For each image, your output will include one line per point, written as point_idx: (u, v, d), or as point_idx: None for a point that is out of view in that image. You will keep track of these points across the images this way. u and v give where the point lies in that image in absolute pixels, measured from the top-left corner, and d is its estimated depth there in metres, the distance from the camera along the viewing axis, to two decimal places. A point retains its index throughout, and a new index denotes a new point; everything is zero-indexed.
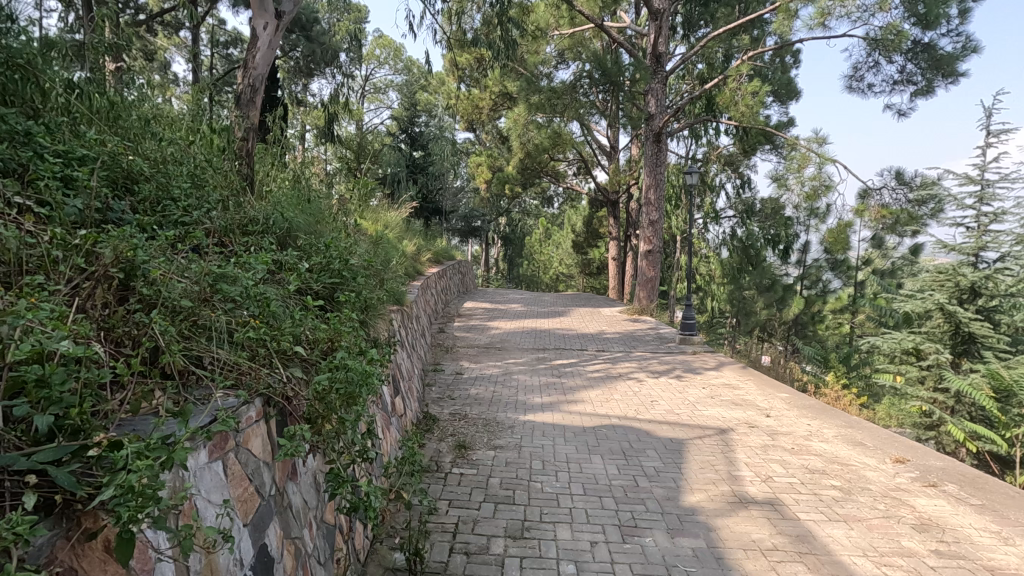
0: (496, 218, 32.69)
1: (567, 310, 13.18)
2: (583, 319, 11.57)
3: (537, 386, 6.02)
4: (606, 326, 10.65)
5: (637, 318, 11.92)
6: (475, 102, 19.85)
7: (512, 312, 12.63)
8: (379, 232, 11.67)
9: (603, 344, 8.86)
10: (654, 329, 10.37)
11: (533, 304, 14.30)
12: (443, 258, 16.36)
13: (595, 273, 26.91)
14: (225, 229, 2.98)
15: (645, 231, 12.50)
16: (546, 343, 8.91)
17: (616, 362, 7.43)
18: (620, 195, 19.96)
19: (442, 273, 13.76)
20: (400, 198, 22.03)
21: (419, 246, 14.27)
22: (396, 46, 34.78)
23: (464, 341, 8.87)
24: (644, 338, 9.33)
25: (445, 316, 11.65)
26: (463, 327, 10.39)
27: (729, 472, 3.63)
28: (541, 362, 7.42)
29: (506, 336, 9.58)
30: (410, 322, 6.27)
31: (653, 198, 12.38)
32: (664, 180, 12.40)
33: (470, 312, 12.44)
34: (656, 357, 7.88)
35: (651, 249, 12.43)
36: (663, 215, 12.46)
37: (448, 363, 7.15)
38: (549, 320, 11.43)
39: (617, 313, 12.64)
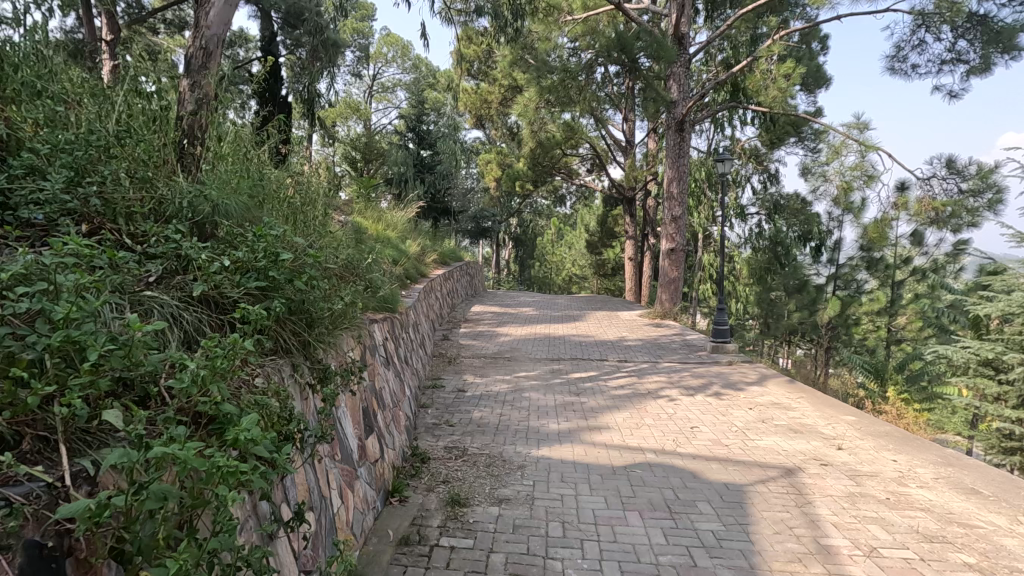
0: (507, 219, 31.83)
1: (583, 314, 12.24)
2: (601, 324, 10.61)
3: (552, 408, 5.08)
4: (626, 331, 9.70)
5: (660, 322, 10.95)
6: (484, 96, 19.03)
7: (523, 317, 11.68)
8: (380, 232, 10.83)
9: (624, 354, 7.90)
10: (679, 336, 9.39)
11: (546, 308, 13.35)
12: (450, 259, 15.52)
13: (610, 275, 25.90)
14: (113, 213, 2.12)
15: (667, 229, 11.51)
16: (561, 352, 7.96)
17: (642, 377, 6.48)
18: (636, 192, 18.95)
19: (448, 276, 12.90)
20: (406, 198, 21.21)
21: (424, 247, 13.43)
22: (403, 44, 34.08)
23: (469, 351, 7.96)
24: (670, 346, 8.38)
25: (450, 322, 10.74)
26: (470, 335, 9.47)
27: (815, 541, 2.69)
28: (555, 377, 6.49)
29: (517, 344, 8.68)
30: (402, 331, 5.35)
31: (676, 193, 11.37)
32: (688, 174, 11.40)
33: (478, 317, 11.55)
34: (687, 369, 6.93)
35: (674, 247, 11.43)
36: (686, 210, 11.45)
37: (450, 378, 6.25)
38: (564, 325, 10.48)
39: (637, 317, 11.67)
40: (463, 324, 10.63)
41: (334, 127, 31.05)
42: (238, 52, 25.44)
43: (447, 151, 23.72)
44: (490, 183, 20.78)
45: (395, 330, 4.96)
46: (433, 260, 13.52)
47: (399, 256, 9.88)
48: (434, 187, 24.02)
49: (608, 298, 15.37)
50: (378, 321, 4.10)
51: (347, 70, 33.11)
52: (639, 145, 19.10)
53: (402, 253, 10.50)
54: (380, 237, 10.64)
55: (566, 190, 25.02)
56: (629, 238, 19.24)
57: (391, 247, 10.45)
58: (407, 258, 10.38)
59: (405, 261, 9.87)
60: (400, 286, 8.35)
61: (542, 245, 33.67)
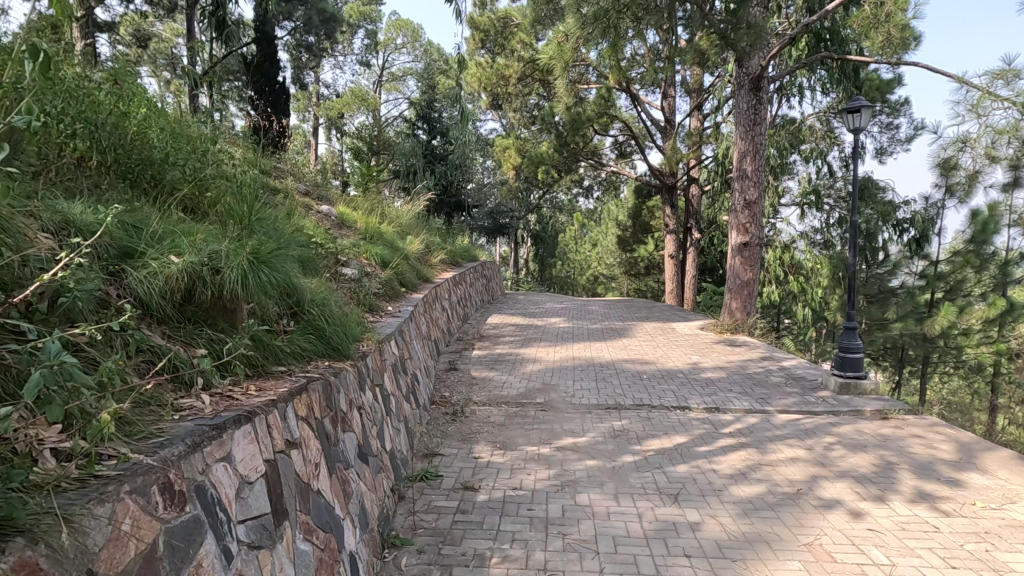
0: (527, 215, 29.42)
1: (626, 326, 9.76)
2: (656, 343, 8.13)
3: (645, 548, 2.63)
4: (696, 355, 7.20)
5: (733, 339, 8.43)
6: (501, 72, 16.67)
7: (552, 331, 9.25)
8: (370, 227, 8.51)
9: (709, 397, 5.39)
10: (771, 362, 6.84)
11: (577, 316, 10.90)
12: (462, 259, 13.18)
13: (642, 276, 23.16)
14: None
15: (733, 221, 9.03)
16: (617, 392, 5.49)
17: (764, 449, 3.97)
18: (677, 179, 16.43)
19: (460, 280, 10.57)
20: (415, 191, 19.08)
21: (431, 245, 11.13)
22: (412, 27, 31.66)
23: (484, 391, 5.51)
24: (772, 382, 5.86)
25: (460, 340, 8.34)
26: (486, 360, 7.03)
27: None
28: (623, 447, 4.03)
29: (552, 376, 6.23)
30: (359, 391, 2.95)
31: (750, 171, 8.82)
32: (766, 147, 8.84)
33: (495, 331, 9.17)
34: (828, 430, 4.41)
35: (749, 241, 8.87)
36: (764, 193, 8.89)
37: (453, 456, 3.83)
38: (610, 344, 8.04)
39: (697, 331, 9.17)
40: (477, 342, 8.24)
41: (341, 118, 29.08)
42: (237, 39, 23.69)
43: (459, 140, 21.53)
44: (508, 173, 18.52)
45: (338, 401, 2.55)
46: (443, 259, 11.21)
47: (391, 256, 7.55)
48: (446, 178, 21.90)
49: (652, 303, 12.94)
50: (257, 412, 1.69)
51: (354, 58, 31.04)
52: (681, 125, 16.53)
53: (396, 251, 8.14)
54: (369, 233, 8.31)
55: (592, 181, 22.51)
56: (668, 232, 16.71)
57: (385, 247, 8.09)
58: (401, 258, 8.00)
59: (397, 263, 7.54)
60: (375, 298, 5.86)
61: (564, 243, 31.32)
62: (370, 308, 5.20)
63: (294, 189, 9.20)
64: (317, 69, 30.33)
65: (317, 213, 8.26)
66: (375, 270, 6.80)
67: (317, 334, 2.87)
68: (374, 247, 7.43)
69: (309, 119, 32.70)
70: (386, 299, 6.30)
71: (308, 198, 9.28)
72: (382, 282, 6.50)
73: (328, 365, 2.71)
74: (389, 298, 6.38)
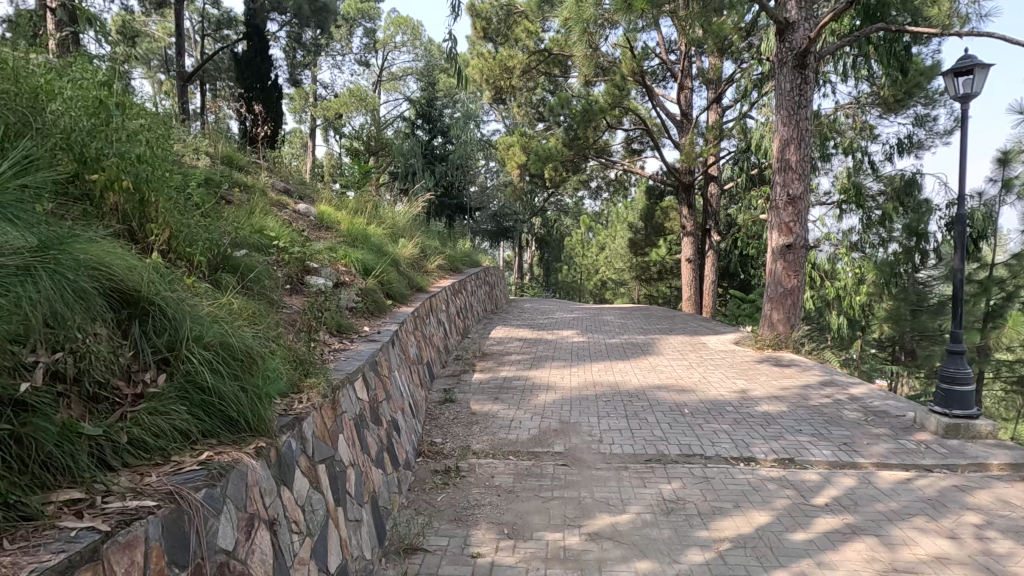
0: (532, 219, 28.27)
1: (649, 340, 8.55)
2: (689, 364, 6.91)
3: None
4: (742, 380, 5.97)
5: (778, 357, 7.22)
6: (504, 63, 15.62)
7: (566, 347, 8.04)
8: (354, 228, 7.35)
9: (777, 443, 4.18)
10: (836, 389, 5.61)
11: (591, 328, 9.71)
12: (463, 263, 12.02)
13: (653, 281, 22.00)
14: None
15: (772, 220, 7.83)
16: (656, 437, 4.29)
17: (891, 540, 2.75)
18: (694, 176, 15.28)
19: (460, 288, 9.42)
20: (413, 192, 18.03)
21: (427, 248, 9.96)
22: (411, 24, 30.54)
23: (486, 436, 4.33)
24: (851, 421, 4.63)
25: (458, 360, 7.15)
26: (487, 388, 5.83)
27: None
28: (685, 535, 2.83)
29: (570, 410, 5.02)
30: (276, 492, 1.78)
31: (794, 162, 7.62)
32: (812, 134, 7.65)
33: (500, 348, 7.98)
34: (962, 500, 3.19)
35: (792, 243, 7.66)
36: (810, 186, 7.69)
37: (442, 555, 2.65)
38: (635, 365, 6.84)
39: (732, 348, 7.94)
40: (478, 363, 7.04)
41: (339, 119, 28.11)
42: (230, 35, 22.81)
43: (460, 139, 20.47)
44: (512, 172, 17.45)
45: (211, 538, 1.39)
46: (441, 264, 10.04)
47: (377, 261, 6.39)
48: (447, 179, 20.90)
49: (672, 312, 11.76)
50: None
51: (353, 57, 30.09)
52: (698, 119, 15.37)
53: (383, 256, 6.97)
54: (352, 234, 7.14)
55: (601, 180, 21.35)
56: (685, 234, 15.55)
57: (372, 252, 6.92)
58: (389, 263, 6.83)
59: (386, 270, 6.40)
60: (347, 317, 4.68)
61: (571, 247, 30.16)
62: (334, 330, 4.03)
63: (268, 186, 8.07)
64: (315, 69, 29.41)
65: (288, 212, 7.09)
66: (358, 281, 5.66)
67: (192, 384, 1.74)
68: (358, 252, 6.30)
69: (307, 120, 31.82)
70: (366, 317, 5.12)
71: (286, 196, 8.16)
72: (360, 296, 5.34)
73: (198, 460, 1.52)
74: (369, 316, 5.20)
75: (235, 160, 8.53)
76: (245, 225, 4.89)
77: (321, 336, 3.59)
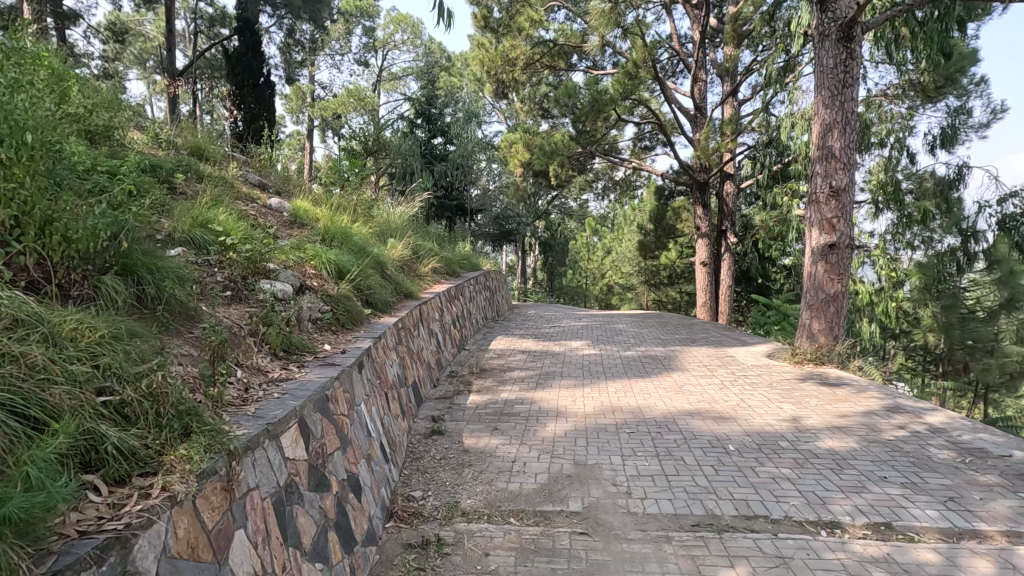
0: (535, 222, 27.31)
1: (669, 354, 7.55)
2: (720, 383, 5.91)
3: None
4: (791, 406, 4.96)
5: (822, 375, 6.22)
6: (507, 54, 14.71)
7: (575, 361, 7.04)
8: (332, 226, 6.38)
9: (862, 498, 3.19)
10: (908, 418, 4.61)
11: (603, 338, 8.73)
12: (461, 266, 11.05)
13: (663, 285, 21.02)
14: None
15: (811, 216, 6.85)
16: (701, 488, 3.30)
17: None
18: (709, 174, 14.31)
19: (457, 294, 8.45)
20: (411, 192, 17.12)
21: (421, 249, 8.99)
22: (411, 21, 29.64)
23: (481, 487, 3.36)
24: (949, 465, 3.63)
25: (452, 379, 6.17)
26: (483, 415, 4.85)
27: None
28: None
29: (585, 448, 4.02)
30: None
31: (838, 149, 6.63)
32: (857, 117, 6.67)
33: (500, 362, 6.99)
34: None
35: (836, 242, 6.67)
36: (856, 177, 6.70)
37: None
38: (657, 384, 5.85)
39: (767, 363, 6.94)
40: (474, 381, 6.05)
41: (336, 119, 27.26)
42: (223, 31, 22.03)
43: (461, 137, 19.60)
44: (515, 171, 16.51)
45: None
46: (436, 267, 9.08)
47: (357, 261, 5.46)
48: (447, 179, 20.00)
49: (690, 320, 10.77)
50: None
51: (351, 56, 29.28)
52: (713, 113, 14.39)
53: (364, 256, 6.01)
54: (328, 232, 6.17)
55: (608, 181, 20.39)
56: (700, 236, 14.56)
57: (352, 251, 5.99)
58: (371, 265, 5.92)
59: (367, 270, 5.49)
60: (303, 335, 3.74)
61: (576, 251, 29.21)
62: (280, 352, 3.09)
63: (236, 178, 7.13)
64: (312, 68, 28.59)
65: (255, 207, 6.16)
66: (328, 286, 4.75)
67: None
68: (332, 251, 5.38)
69: (304, 121, 31.01)
70: (335, 332, 4.19)
71: (259, 191, 7.22)
72: (327, 306, 4.41)
73: None
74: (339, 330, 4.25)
75: (204, 151, 7.61)
76: (182, 222, 4.02)
77: (249, 365, 2.67)
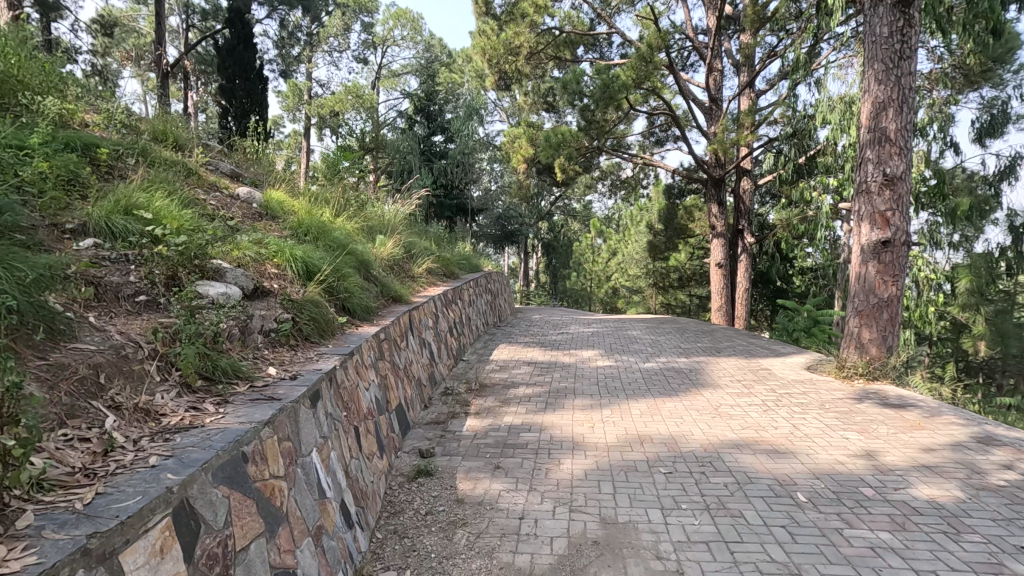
0: (539, 222, 26.49)
1: (695, 366, 6.65)
2: (763, 404, 5.02)
3: None
4: (858, 437, 4.06)
5: (879, 393, 5.33)
6: (511, 43, 13.88)
7: (589, 375, 6.15)
8: (309, 220, 5.50)
9: None
10: (1009, 453, 3.71)
11: (617, 347, 7.84)
12: (461, 268, 10.19)
13: (672, 288, 20.15)
14: None
15: (859, 209, 5.96)
16: (778, 568, 2.42)
17: None
18: (725, 170, 13.44)
19: (455, 298, 7.58)
20: (408, 190, 16.30)
21: (416, 248, 8.13)
22: (410, 17, 28.85)
23: (477, 564, 2.48)
24: None
25: (446, 398, 5.28)
26: (483, 446, 3.96)
27: None
28: None
29: (613, 500, 3.12)
30: None
31: (893, 131, 5.74)
32: (915, 94, 5.79)
33: (503, 376, 6.11)
34: None
35: (889, 238, 5.78)
36: (913, 163, 5.81)
37: None
38: (688, 406, 4.96)
39: (809, 377, 6.04)
40: (473, 401, 5.17)
41: (333, 116, 26.50)
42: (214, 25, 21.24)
43: (462, 133, 18.79)
44: (518, 168, 15.69)
45: None
46: (432, 268, 8.22)
47: (332, 257, 4.60)
48: (446, 177, 19.18)
49: (710, 326, 9.88)
50: None
51: (350, 52, 28.51)
52: (729, 105, 13.54)
53: (344, 254, 5.14)
54: (303, 226, 5.28)
55: (616, 179, 19.55)
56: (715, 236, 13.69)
57: (330, 248, 5.13)
58: (352, 263, 5.06)
59: (345, 270, 4.62)
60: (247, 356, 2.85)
61: (580, 252, 28.36)
62: (196, 385, 2.18)
63: (203, 167, 6.28)
64: (309, 64, 27.85)
65: (218, 197, 5.31)
66: (292, 289, 3.87)
67: None
68: (303, 246, 4.51)
69: (301, 119, 30.25)
70: (296, 348, 3.29)
71: (229, 180, 6.36)
72: (288, 314, 3.53)
73: None
74: (301, 345, 3.36)
75: (171, 136, 6.76)
76: (98, 209, 3.16)
77: (127, 413, 1.78)
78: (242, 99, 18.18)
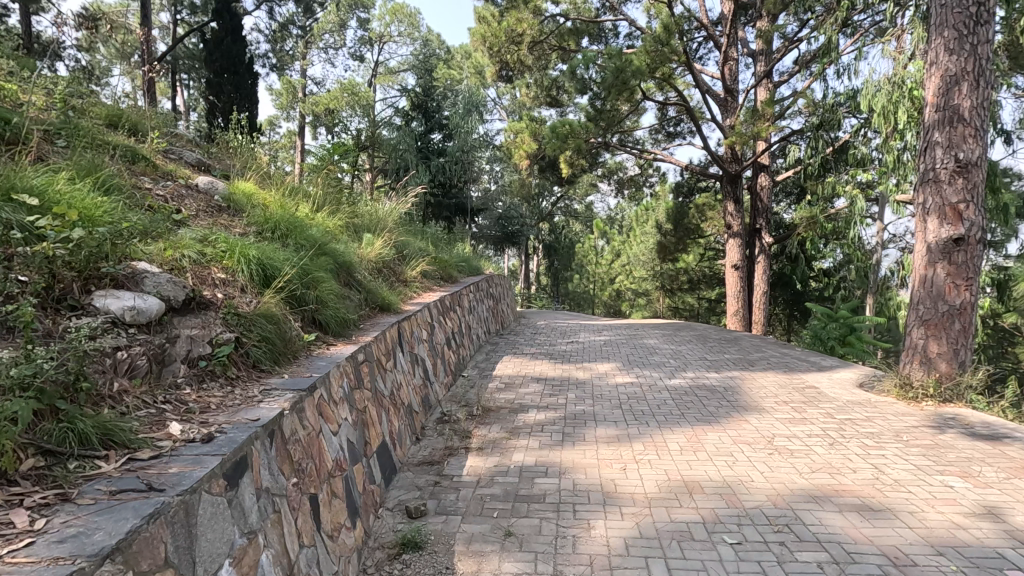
0: (540, 224, 25.63)
1: (731, 383, 5.76)
2: (826, 435, 4.14)
3: None
4: (966, 486, 3.20)
5: (958, 419, 4.47)
6: (513, 31, 13.02)
7: (610, 397, 5.26)
8: (279, 215, 4.62)
9: None
10: None
11: (636, 360, 6.95)
12: (459, 270, 9.33)
13: (680, 291, 19.31)
14: None
15: (926, 202, 5.11)
16: None
17: None
18: (742, 165, 12.59)
19: (453, 306, 6.72)
20: (403, 188, 15.44)
21: (409, 249, 7.24)
22: (407, 11, 28.02)
23: None
24: None
25: (442, 427, 4.41)
26: (488, 501, 3.10)
27: None
28: None
29: None
30: None
31: (967, 109, 4.90)
32: (993, 66, 4.94)
33: (509, 398, 5.22)
34: None
35: (963, 235, 4.93)
36: (990, 146, 4.97)
37: None
38: (738, 438, 4.07)
39: (867, 398, 5.17)
40: (474, 431, 4.29)
41: (328, 114, 25.63)
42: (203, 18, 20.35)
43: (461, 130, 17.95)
44: (520, 165, 14.83)
45: None
46: (428, 271, 7.33)
47: (300, 257, 3.75)
48: (444, 175, 18.34)
49: (733, 334, 8.99)
50: None
51: (345, 49, 27.67)
52: (746, 96, 12.69)
53: (319, 255, 4.28)
54: (270, 222, 4.40)
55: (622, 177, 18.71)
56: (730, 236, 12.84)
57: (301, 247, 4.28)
58: (327, 265, 4.22)
59: (316, 273, 3.78)
60: (152, 403, 1.99)
61: (582, 254, 27.50)
62: (22, 473, 1.36)
63: (158, 153, 5.37)
64: (303, 61, 26.99)
65: (167, 186, 4.42)
66: (241, 298, 3.01)
67: None
68: (263, 244, 3.66)
69: (295, 118, 29.36)
70: (236, 380, 2.43)
71: (190, 170, 5.45)
72: (230, 333, 2.67)
73: None
74: (246, 377, 2.50)
75: (125, 120, 5.84)
76: None
77: None
78: (231, 93, 17.25)
